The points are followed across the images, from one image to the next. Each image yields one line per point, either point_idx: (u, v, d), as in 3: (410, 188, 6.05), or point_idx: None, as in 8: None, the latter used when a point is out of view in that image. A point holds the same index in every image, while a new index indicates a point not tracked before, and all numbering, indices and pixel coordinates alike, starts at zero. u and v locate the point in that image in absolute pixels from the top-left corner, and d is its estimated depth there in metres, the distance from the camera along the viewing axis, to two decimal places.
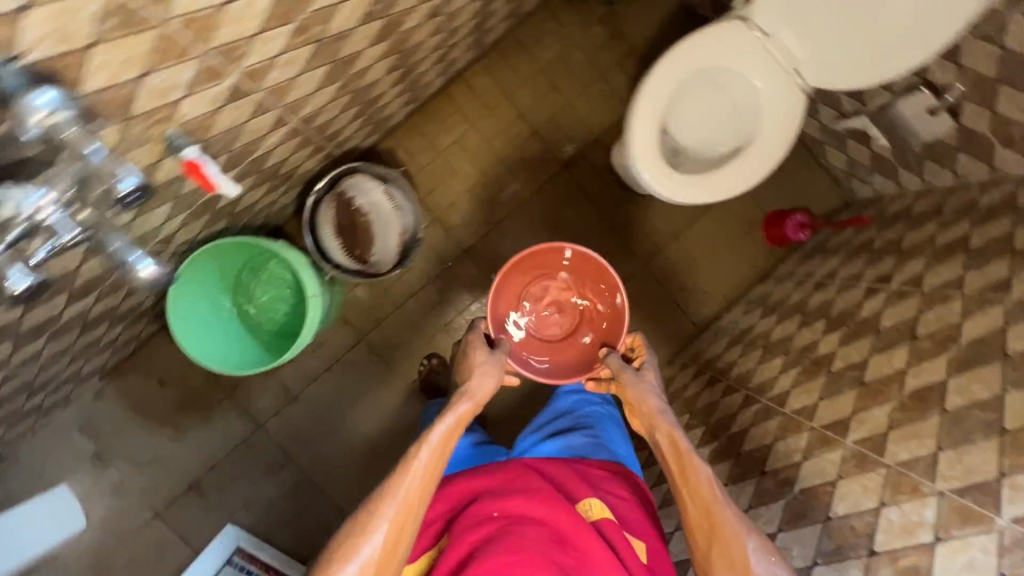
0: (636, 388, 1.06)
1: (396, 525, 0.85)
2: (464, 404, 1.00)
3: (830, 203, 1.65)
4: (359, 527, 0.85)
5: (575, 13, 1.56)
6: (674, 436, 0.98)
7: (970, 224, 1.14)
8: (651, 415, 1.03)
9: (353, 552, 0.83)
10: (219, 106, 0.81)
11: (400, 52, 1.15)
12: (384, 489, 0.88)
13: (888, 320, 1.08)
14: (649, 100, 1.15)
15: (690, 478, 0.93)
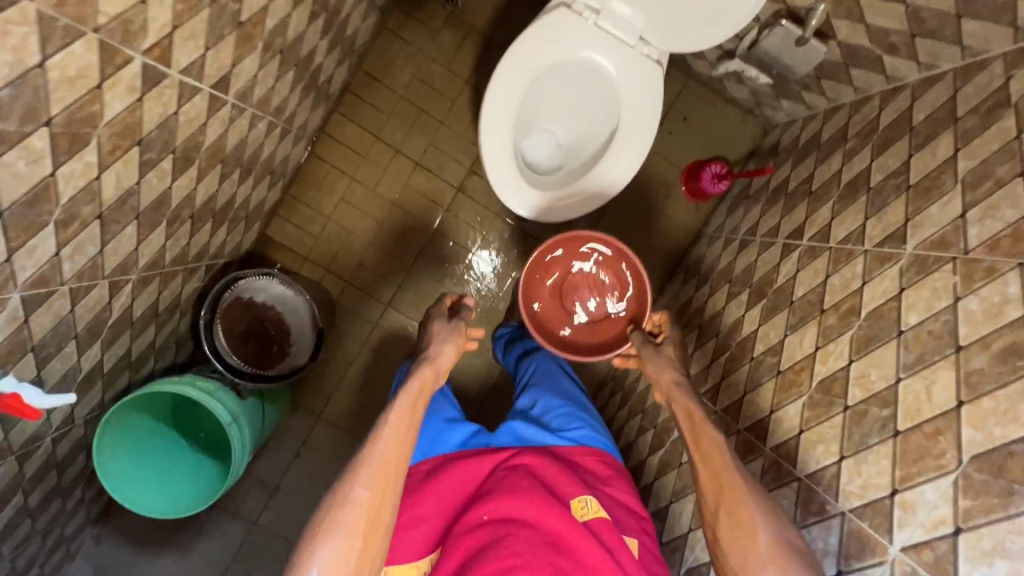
0: (655, 363, 1.00)
1: (377, 498, 0.73)
2: (429, 373, 0.92)
3: (746, 140, 1.53)
4: (334, 509, 0.72)
5: (418, 23, 1.43)
6: (691, 404, 0.90)
7: (871, 154, 1.03)
8: (670, 387, 0.96)
9: (331, 533, 0.70)
10: (28, 316, 0.77)
11: (229, 154, 1.07)
12: (354, 466, 0.76)
13: (803, 284, 1.01)
14: (496, 130, 1.07)
15: (705, 441, 0.83)
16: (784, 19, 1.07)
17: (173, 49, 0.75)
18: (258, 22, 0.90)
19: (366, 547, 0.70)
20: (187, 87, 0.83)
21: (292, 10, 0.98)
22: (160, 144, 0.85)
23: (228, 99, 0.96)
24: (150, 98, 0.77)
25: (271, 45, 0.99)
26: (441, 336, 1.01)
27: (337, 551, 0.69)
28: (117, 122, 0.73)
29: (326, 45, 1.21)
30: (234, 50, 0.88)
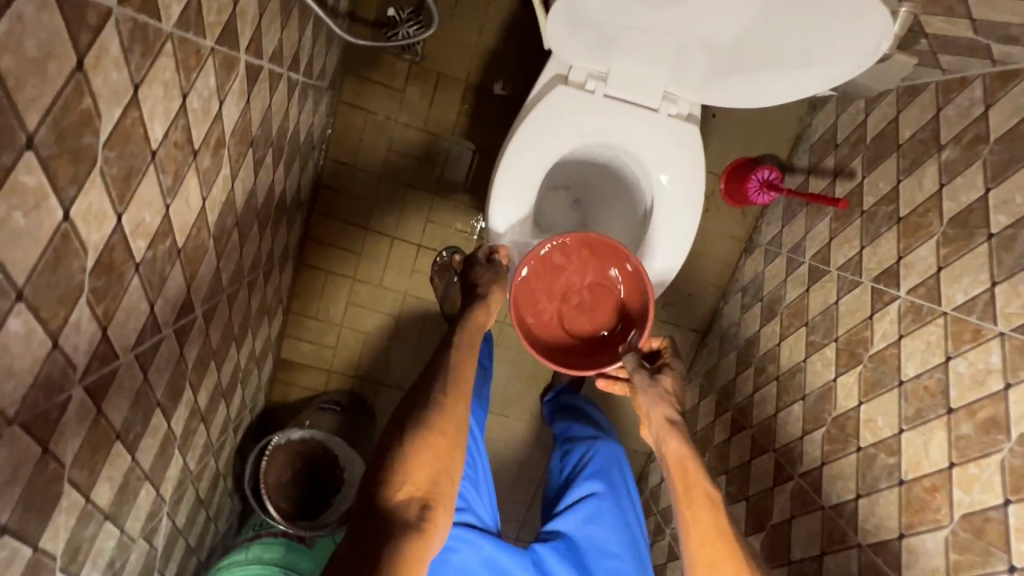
0: (648, 393, 0.85)
1: (455, 410, 0.76)
2: (484, 309, 0.86)
3: (791, 122, 1.30)
4: (434, 396, 0.77)
5: (383, 87, 1.21)
6: (687, 451, 0.80)
7: (983, 180, 0.81)
8: (662, 428, 0.82)
9: (421, 431, 0.72)
10: None
11: (218, 342, 0.93)
12: (433, 380, 0.80)
13: (910, 355, 0.85)
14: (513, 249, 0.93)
15: (700, 502, 0.75)
16: None
17: (115, 339, 0.60)
18: (199, 227, 0.73)
19: (449, 451, 0.73)
20: (148, 349, 0.68)
21: (235, 180, 0.80)
22: (141, 414, 0.72)
23: (197, 310, 0.81)
24: (110, 398, 0.63)
25: (224, 227, 0.81)
26: (487, 275, 0.89)
27: (426, 444, 0.71)
28: (83, 449, 0.60)
29: (283, 168, 1.01)
30: (184, 274, 0.72)
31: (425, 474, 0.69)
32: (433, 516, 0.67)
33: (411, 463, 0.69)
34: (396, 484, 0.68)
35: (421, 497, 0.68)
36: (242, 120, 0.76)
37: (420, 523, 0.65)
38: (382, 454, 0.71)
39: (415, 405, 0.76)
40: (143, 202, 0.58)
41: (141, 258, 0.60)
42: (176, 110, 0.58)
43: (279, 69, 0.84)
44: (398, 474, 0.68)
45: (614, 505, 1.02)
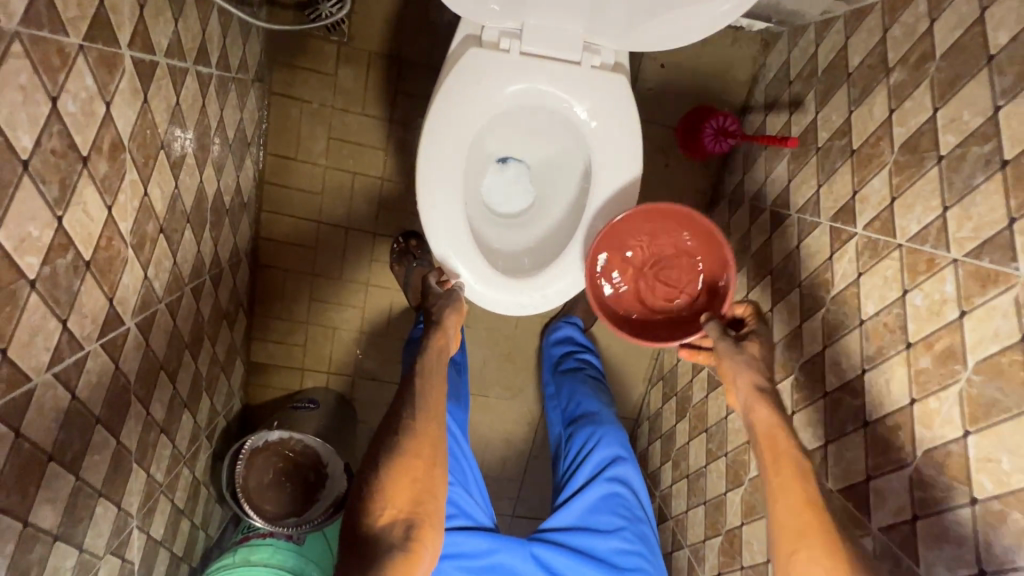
0: (733, 360, 0.78)
1: (428, 427, 0.76)
2: (443, 335, 0.88)
3: (746, 64, 1.24)
4: (404, 418, 0.76)
5: (316, 74, 1.17)
6: (778, 419, 0.74)
7: (931, 100, 0.76)
8: (749, 394, 0.76)
9: (398, 454, 0.72)
10: None
11: (165, 352, 0.92)
12: (402, 403, 0.79)
13: (870, 293, 0.81)
14: (450, 225, 0.87)
15: (789, 466, 0.70)
16: None
17: (21, 360, 0.58)
18: (110, 237, 0.70)
19: (427, 470, 0.73)
20: (69, 368, 0.66)
21: (148, 186, 0.77)
22: (77, 434, 0.71)
23: (129, 323, 0.79)
24: (30, 420, 0.61)
25: (145, 235, 0.79)
26: (440, 302, 0.92)
27: (402, 467, 0.71)
28: (7, 475, 0.59)
29: (213, 167, 0.98)
30: (100, 287, 0.70)
31: (405, 495, 0.70)
32: (418, 533, 0.69)
33: (388, 485, 0.70)
34: (377, 510, 0.69)
35: (404, 518, 0.69)
36: (141, 121, 0.73)
37: (406, 543, 0.67)
38: (362, 480, 0.72)
39: (389, 428, 0.75)
40: (24, 216, 0.55)
41: (36, 275, 0.58)
42: (45, 115, 0.55)
43: (182, 63, 0.81)
44: (377, 500, 0.69)
45: (598, 487, 0.98)
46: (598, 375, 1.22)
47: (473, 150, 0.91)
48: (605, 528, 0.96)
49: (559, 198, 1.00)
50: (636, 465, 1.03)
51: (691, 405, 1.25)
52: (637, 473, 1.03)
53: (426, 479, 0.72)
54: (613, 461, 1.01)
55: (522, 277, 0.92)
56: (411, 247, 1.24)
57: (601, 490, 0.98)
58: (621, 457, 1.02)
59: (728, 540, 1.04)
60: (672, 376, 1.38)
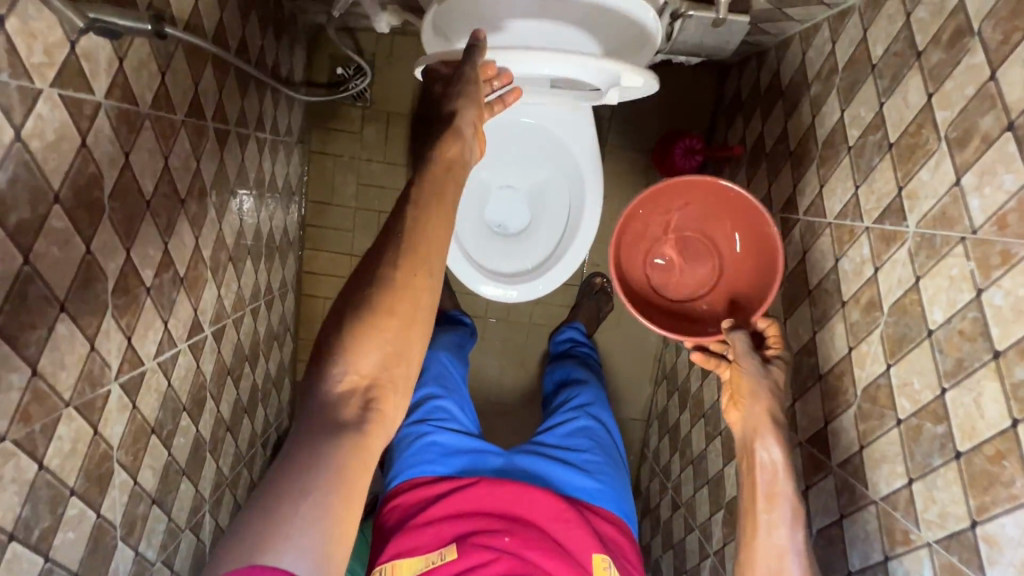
0: (749, 376, 0.85)
1: (411, 287, 0.64)
2: (453, 139, 0.76)
3: (707, 94, 1.44)
4: (382, 272, 0.64)
5: (345, 133, 1.43)
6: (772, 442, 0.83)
7: (839, 103, 0.93)
8: (764, 425, 0.84)
9: (370, 316, 0.62)
10: None
11: (232, 360, 1.12)
12: (388, 243, 0.66)
13: (812, 266, 0.95)
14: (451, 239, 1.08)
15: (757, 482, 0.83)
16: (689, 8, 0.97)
17: (139, 348, 0.79)
18: (197, 260, 0.92)
19: (399, 334, 0.63)
20: (168, 359, 0.87)
21: (222, 223, 1.00)
22: (171, 416, 0.90)
23: (207, 330, 0.99)
24: (142, 396, 0.81)
25: (219, 261, 1.01)
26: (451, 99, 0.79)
27: (368, 327, 0.62)
28: (126, 437, 0.78)
29: (267, 211, 1.22)
30: (189, 299, 0.91)
31: (370, 360, 0.62)
32: (379, 406, 0.62)
33: (352, 346, 0.61)
34: (337, 373, 0.61)
35: (365, 388, 0.62)
36: (219, 172, 0.96)
37: (362, 418, 0.60)
38: (334, 330, 0.63)
39: (366, 278, 0.64)
40: (146, 240, 0.77)
41: (150, 284, 0.79)
42: (161, 168, 0.78)
43: (246, 131, 1.06)
44: (339, 361, 0.61)
45: (578, 417, 1.08)
46: (585, 352, 1.37)
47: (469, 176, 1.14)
48: (579, 447, 1.03)
49: (561, 195, 1.15)
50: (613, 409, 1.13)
51: (690, 396, 1.37)
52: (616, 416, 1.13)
53: (399, 343, 0.62)
54: (592, 404, 1.12)
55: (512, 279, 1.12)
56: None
57: (580, 419, 1.08)
58: (598, 399, 1.14)
59: (728, 511, 1.13)
60: (674, 373, 1.50)
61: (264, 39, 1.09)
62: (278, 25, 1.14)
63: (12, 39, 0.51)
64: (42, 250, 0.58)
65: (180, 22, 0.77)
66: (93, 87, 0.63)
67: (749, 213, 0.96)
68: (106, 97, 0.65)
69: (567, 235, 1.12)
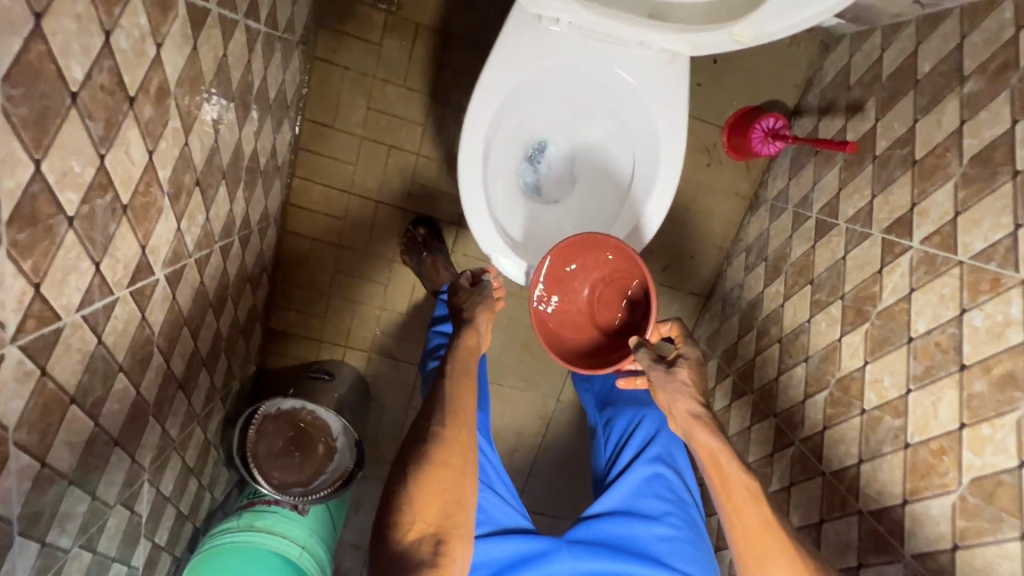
0: (667, 390, 0.74)
1: (459, 440, 0.71)
2: (473, 333, 0.83)
3: (800, 67, 1.20)
4: (432, 427, 0.72)
5: (359, 41, 1.15)
6: (717, 444, 0.71)
7: (1010, 111, 0.72)
8: (687, 421, 0.73)
9: (428, 464, 0.68)
10: None
11: (190, 307, 0.91)
12: (433, 407, 0.75)
13: (921, 311, 0.77)
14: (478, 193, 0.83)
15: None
16: None
17: (53, 299, 0.57)
18: (149, 183, 0.69)
19: (456, 482, 0.69)
20: (98, 312, 0.65)
21: (189, 136, 0.76)
22: (100, 380, 0.70)
23: (159, 274, 0.78)
24: (57, 360, 0.60)
25: (181, 186, 0.77)
26: (470, 298, 0.89)
27: (428, 476, 0.68)
28: (31, 413, 0.58)
29: (253, 125, 0.97)
30: (136, 233, 0.69)
31: (434, 510, 0.67)
32: (447, 549, 0.65)
33: (417, 499, 0.67)
34: (405, 526, 0.66)
35: (434, 532, 0.66)
36: (190, 67, 0.71)
37: (435, 562, 0.64)
38: (396, 486, 0.68)
39: (418, 437, 0.71)
40: (71, 149, 0.54)
41: (75, 212, 0.57)
42: (98, 48, 0.53)
43: (234, 16, 0.79)
44: (407, 516, 0.66)
45: (642, 468, 0.90)
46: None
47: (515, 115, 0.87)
48: (651, 514, 0.86)
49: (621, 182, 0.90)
50: (678, 445, 0.96)
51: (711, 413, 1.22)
52: (681, 454, 0.96)
53: (457, 491, 0.68)
54: (655, 441, 0.94)
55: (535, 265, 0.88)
56: (418, 235, 1.22)
57: (644, 472, 0.90)
58: (660, 433, 0.95)
59: None
60: None
61: None
62: None
63: None
64: None
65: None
66: None
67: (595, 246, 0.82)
68: None
69: (626, 211, 0.88)
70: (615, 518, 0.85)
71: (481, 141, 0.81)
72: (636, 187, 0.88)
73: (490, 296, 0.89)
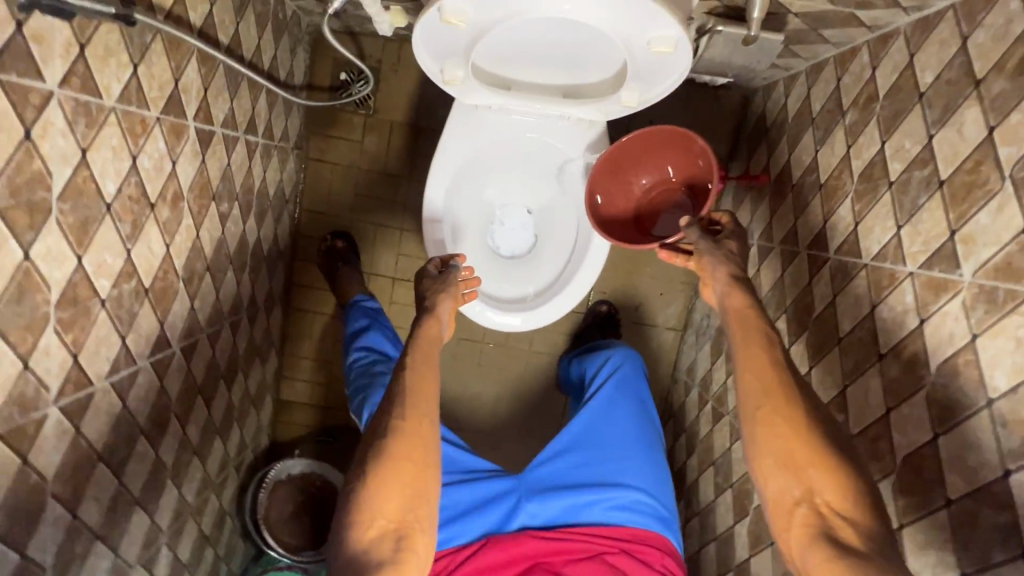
0: (711, 254, 0.79)
1: (418, 432, 0.70)
2: (433, 321, 0.82)
3: (728, 118, 1.37)
4: (392, 419, 0.70)
5: (344, 141, 1.36)
6: (751, 303, 0.74)
7: (879, 134, 0.84)
8: (725, 282, 0.77)
9: (384, 460, 0.68)
10: None
11: (203, 378, 1.03)
12: (390, 400, 0.73)
13: (843, 311, 0.86)
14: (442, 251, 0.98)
15: (799, 470, 0.64)
16: (720, 25, 0.88)
17: (88, 366, 0.70)
18: (166, 270, 0.84)
19: (416, 477, 0.68)
20: (123, 379, 0.78)
21: (200, 230, 0.92)
22: (124, 441, 0.81)
23: (175, 347, 0.91)
24: (88, 421, 0.72)
25: (194, 271, 0.93)
26: (435, 284, 0.88)
27: (387, 475, 0.67)
28: (66, 466, 0.69)
29: (255, 218, 1.15)
30: (155, 312, 0.83)
31: (392, 506, 0.67)
32: (408, 544, 0.66)
33: (374, 499, 0.66)
34: (363, 524, 0.66)
35: (395, 529, 0.66)
36: (199, 176, 0.89)
37: (393, 560, 0.64)
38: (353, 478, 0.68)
39: (376, 430, 0.70)
40: (102, 246, 0.69)
41: (106, 295, 0.71)
42: (127, 170, 0.71)
43: (235, 134, 0.99)
44: (365, 513, 0.66)
45: (606, 405, 1.01)
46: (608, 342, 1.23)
47: (470, 185, 1.03)
48: (613, 443, 0.98)
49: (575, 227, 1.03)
50: (643, 384, 1.06)
51: (698, 439, 1.25)
52: (644, 392, 1.06)
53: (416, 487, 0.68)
54: (619, 383, 1.04)
55: (502, 307, 1.00)
56: (338, 246, 1.32)
57: (609, 408, 1.01)
58: (625, 374, 1.05)
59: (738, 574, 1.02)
60: (681, 412, 1.38)
61: (261, 39, 1.03)
62: (278, 24, 1.09)
63: None
64: None
65: (136, 15, 0.63)
66: (45, 73, 0.55)
67: (670, 143, 0.89)
68: (61, 87, 0.58)
69: (572, 262, 1.02)
70: (575, 449, 0.98)
71: (439, 205, 0.99)
72: (581, 230, 1.01)
73: (454, 284, 0.88)
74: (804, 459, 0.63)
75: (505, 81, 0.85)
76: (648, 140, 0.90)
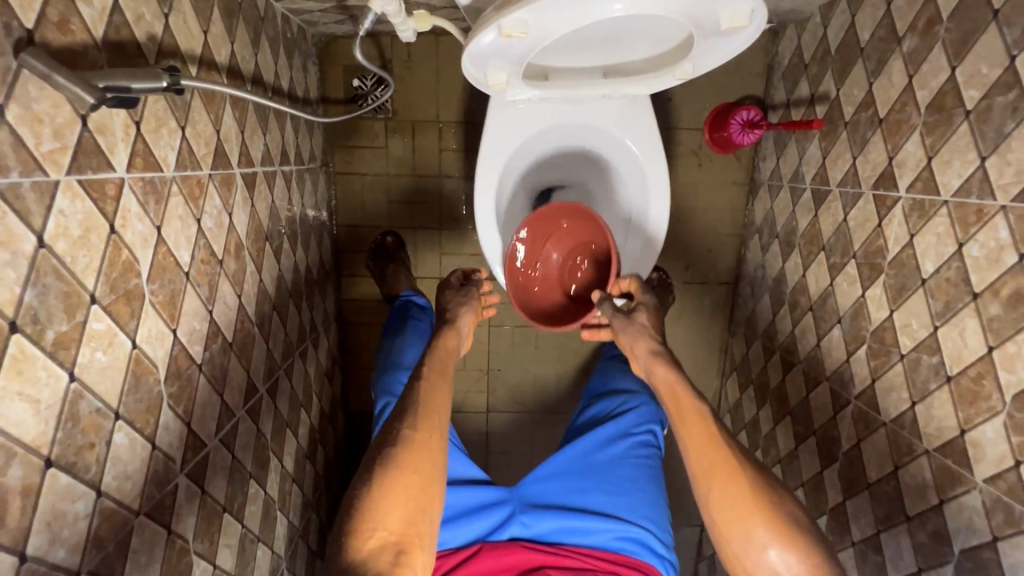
0: (627, 330, 0.84)
1: (430, 443, 0.70)
2: (453, 334, 0.87)
3: (759, 57, 1.30)
4: (403, 430, 0.69)
5: (368, 148, 1.33)
6: (675, 375, 0.78)
7: (947, 59, 0.79)
8: (647, 358, 0.81)
9: (392, 470, 0.66)
10: None
11: (288, 411, 1.06)
12: (404, 411, 0.72)
13: (925, 252, 0.83)
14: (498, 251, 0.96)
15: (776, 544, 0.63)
16: None
17: (199, 430, 0.72)
18: (243, 320, 0.85)
19: (424, 487, 0.66)
20: (228, 433, 0.80)
21: (261, 272, 0.92)
22: (239, 488, 0.84)
23: (262, 390, 0.93)
24: (208, 479, 0.75)
25: (263, 313, 0.94)
26: (457, 299, 0.95)
27: (394, 484, 0.65)
28: (200, 525, 0.73)
29: (302, 246, 1.14)
30: (242, 363, 0.85)
31: (399, 516, 0.64)
32: (408, 558, 0.62)
33: (379, 504, 0.63)
34: (365, 531, 0.62)
35: (395, 542, 0.62)
36: (252, 221, 0.88)
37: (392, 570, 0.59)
38: (358, 487, 0.65)
39: (386, 440, 0.69)
40: (190, 315, 0.70)
41: (201, 359, 0.72)
42: (196, 234, 0.70)
43: (273, 168, 0.97)
44: (370, 521, 0.62)
45: (612, 441, 1.00)
46: None
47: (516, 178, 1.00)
48: (617, 479, 0.96)
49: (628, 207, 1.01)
50: (656, 429, 1.04)
51: (769, 390, 1.26)
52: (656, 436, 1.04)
53: (423, 500, 0.66)
54: (632, 424, 1.03)
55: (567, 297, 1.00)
56: (387, 243, 1.32)
57: (615, 444, 1.00)
58: (635, 410, 1.04)
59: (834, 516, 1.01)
60: (745, 364, 1.38)
61: (278, 64, 0.99)
62: (288, 44, 1.05)
63: (17, 129, 0.43)
64: (87, 359, 0.52)
65: (185, 81, 0.56)
66: (114, 162, 0.55)
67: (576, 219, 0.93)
68: (129, 170, 0.57)
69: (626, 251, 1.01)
70: (575, 478, 0.97)
71: (491, 205, 0.95)
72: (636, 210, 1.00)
73: (474, 299, 0.96)
74: (761, 533, 0.64)
75: (544, 71, 0.81)
76: (556, 219, 0.93)
